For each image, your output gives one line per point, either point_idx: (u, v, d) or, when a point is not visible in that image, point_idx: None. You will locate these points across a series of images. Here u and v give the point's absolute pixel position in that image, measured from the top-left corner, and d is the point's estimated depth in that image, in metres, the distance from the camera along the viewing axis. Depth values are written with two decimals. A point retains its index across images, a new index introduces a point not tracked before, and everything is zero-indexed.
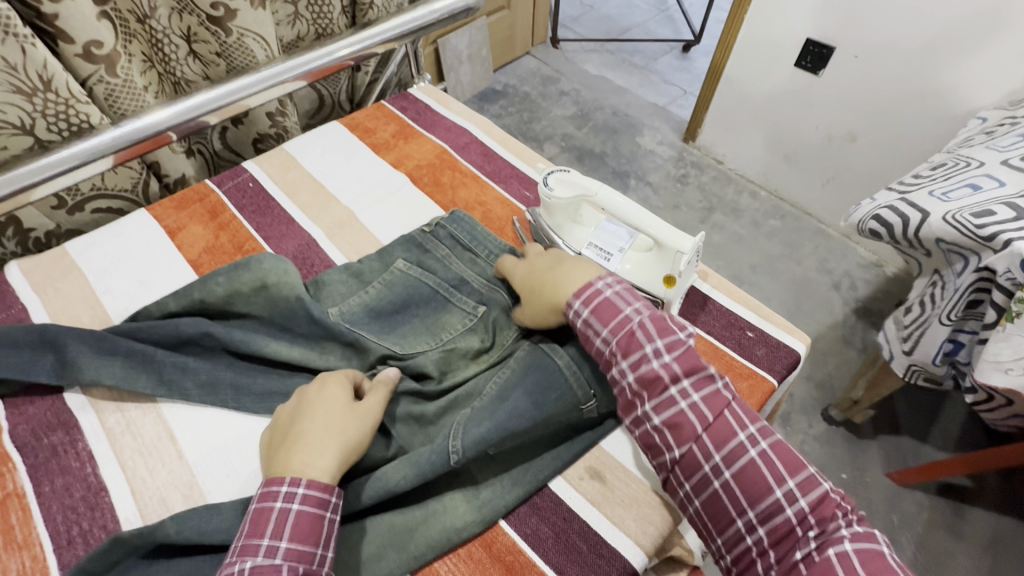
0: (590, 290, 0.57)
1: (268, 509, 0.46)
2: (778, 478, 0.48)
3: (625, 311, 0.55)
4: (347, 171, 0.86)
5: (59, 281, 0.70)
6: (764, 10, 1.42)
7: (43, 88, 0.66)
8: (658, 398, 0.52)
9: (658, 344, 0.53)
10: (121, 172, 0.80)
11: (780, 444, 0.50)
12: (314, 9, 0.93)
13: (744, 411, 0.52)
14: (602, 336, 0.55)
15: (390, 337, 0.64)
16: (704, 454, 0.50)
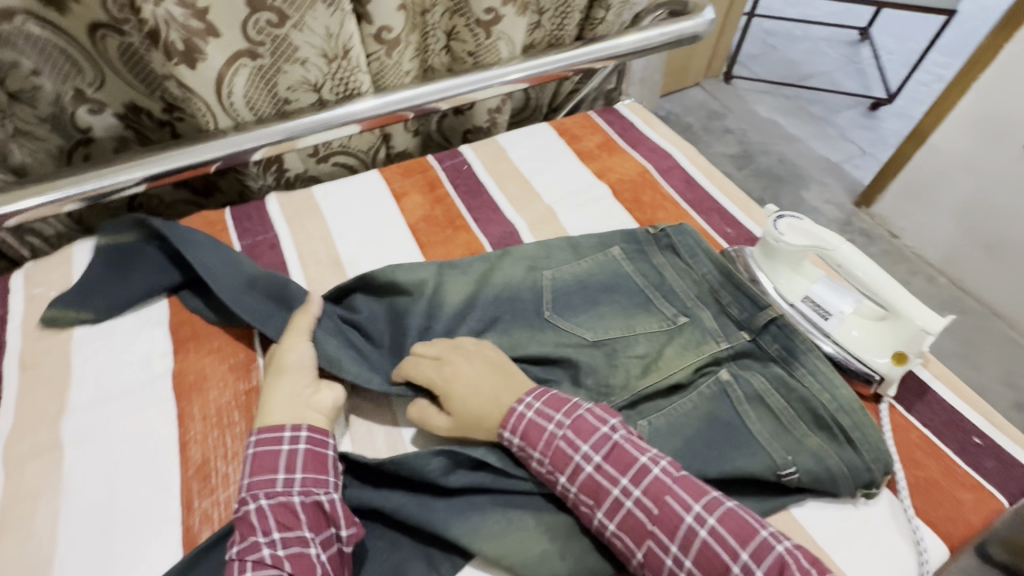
0: (514, 415, 0.55)
1: (273, 451, 0.52)
2: (732, 552, 0.46)
3: (534, 428, 0.54)
4: (553, 172, 0.89)
5: (307, 218, 0.80)
6: (1002, 82, 1.27)
7: (341, 56, 0.75)
8: (603, 502, 0.51)
9: (586, 448, 0.52)
10: (365, 136, 0.92)
11: (730, 514, 0.48)
12: (555, 22, 0.99)
13: (687, 489, 0.50)
14: (530, 457, 0.54)
15: (586, 314, 0.70)
16: (663, 549, 0.48)
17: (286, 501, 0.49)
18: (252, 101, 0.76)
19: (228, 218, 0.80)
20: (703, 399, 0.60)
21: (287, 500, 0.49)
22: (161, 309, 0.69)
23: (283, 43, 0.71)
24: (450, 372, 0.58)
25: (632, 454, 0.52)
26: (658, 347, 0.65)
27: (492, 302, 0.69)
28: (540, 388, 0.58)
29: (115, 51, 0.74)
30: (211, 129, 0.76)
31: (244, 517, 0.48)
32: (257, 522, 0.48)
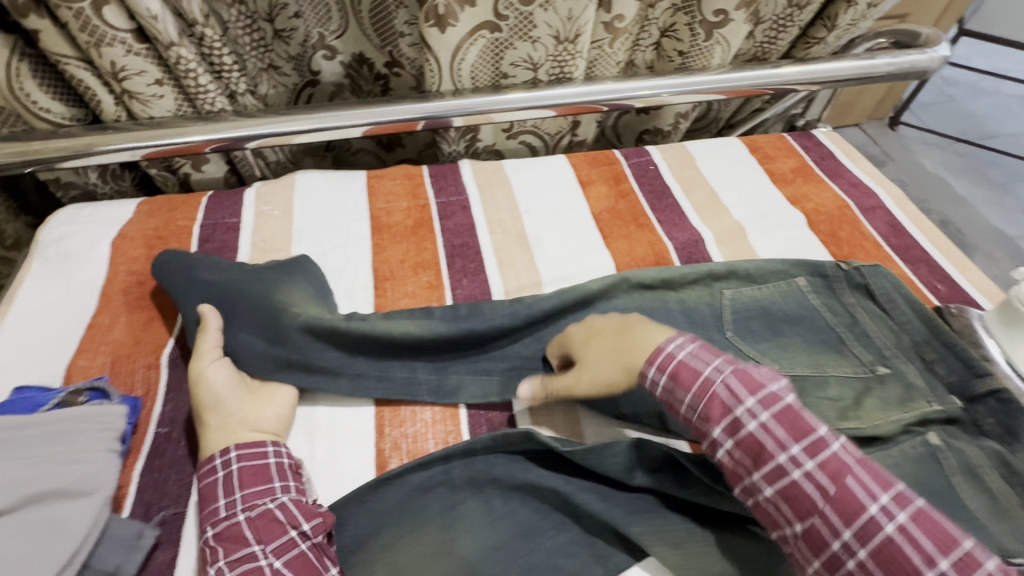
0: (659, 355, 0.52)
1: (212, 480, 0.50)
2: (925, 558, 0.38)
3: (669, 371, 0.51)
4: (743, 189, 0.86)
5: (496, 188, 0.83)
6: None
7: (569, 40, 0.76)
8: (761, 463, 0.45)
9: (751, 402, 0.47)
10: (557, 121, 0.93)
11: (926, 516, 0.40)
12: (769, 34, 0.93)
13: (871, 475, 0.42)
14: (659, 399, 0.52)
15: (770, 343, 0.66)
16: (831, 530, 0.42)
17: (234, 523, 0.47)
18: (476, 72, 0.80)
19: (425, 174, 0.84)
20: (906, 459, 0.55)
21: (230, 526, 0.47)
22: (364, 248, 0.74)
23: (524, 20, 0.73)
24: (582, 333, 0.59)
25: (802, 418, 0.45)
26: (854, 393, 0.60)
27: (675, 307, 0.68)
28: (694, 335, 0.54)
29: (368, 6, 0.80)
30: (433, 91, 0.81)
31: (200, 552, 0.47)
32: (209, 554, 0.45)
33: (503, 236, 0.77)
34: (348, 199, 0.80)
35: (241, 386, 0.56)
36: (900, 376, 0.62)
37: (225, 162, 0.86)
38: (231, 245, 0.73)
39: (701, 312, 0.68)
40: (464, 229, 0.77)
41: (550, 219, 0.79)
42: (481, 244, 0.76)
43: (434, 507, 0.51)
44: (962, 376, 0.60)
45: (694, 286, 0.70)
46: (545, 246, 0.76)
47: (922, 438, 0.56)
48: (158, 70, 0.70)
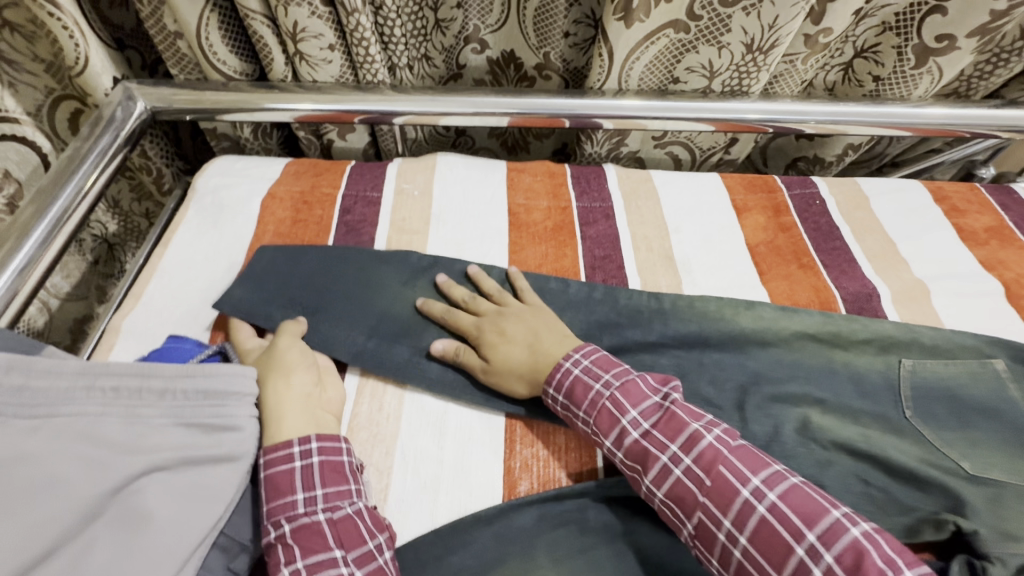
0: (561, 371, 0.53)
1: (286, 471, 0.46)
2: (795, 533, 0.41)
3: (596, 385, 0.52)
4: (926, 243, 0.75)
5: (641, 201, 0.77)
6: None
7: (761, 50, 0.69)
8: (650, 469, 0.47)
9: (634, 413, 0.50)
10: (714, 136, 0.85)
11: (794, 491, 0.43)
12: (983, 68, 0.81)
13: (743, 462, 0.45)
14: (581, 418, 0.52)
15: (958, 433, 0.56)
16: (716, 522, 0.44)
17: (312, 522, 0.44)
18: (645, 76, 0.75)
19: (568, 174, 0.80)
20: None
21: (310, 524, 0.44)
22: (501, 243, 0.71)
23: (720, 22, 0.67)
24: (491, 326, 0.58)
25: (683, 418, 0.48)
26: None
27: (843, 369, 0.60)
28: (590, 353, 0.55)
29: (535, 4, 0.75)
30: (596, 87, 0.75)
31: (271, 548, 0.44)
32: (287, 551, 0.43)
33: (648, 255, 0.71)
34: (488, 189, 0.77)
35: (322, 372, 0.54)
36: None
37: (368, 134, 0.85)
38: (371, 219, 0.72)
39: (875, 379, 0.60)
40: (606, 239, 0.72)
41: (700, 244, 0.72)
42: (623, 259, 0.70)
43: (562, 548, 0.48)
44: None
45: (865, 347, 0.61)
46: (694, 274, 0.69)
47: None
48: (333, 36, 0.70)
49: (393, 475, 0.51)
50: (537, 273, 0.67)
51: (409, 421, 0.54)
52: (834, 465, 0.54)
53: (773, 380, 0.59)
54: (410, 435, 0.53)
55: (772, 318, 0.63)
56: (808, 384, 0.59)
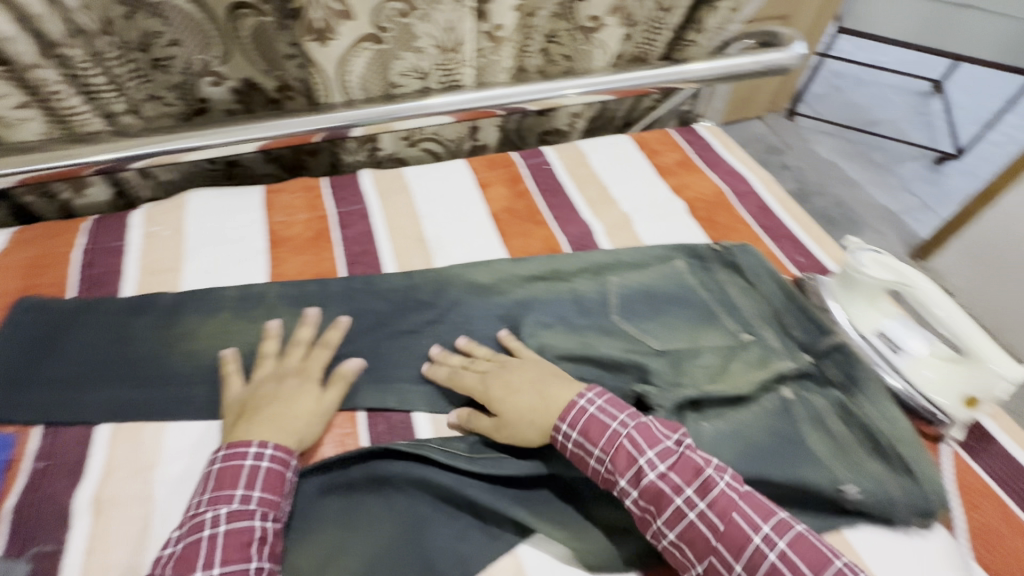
0: (575, 409, 0.54)
1: (237, 465, 0.50)
2: (771, 543, 0.46)
3: (612, 424, 0.53)
4: (630, 180, 0.92)
5: (394, 195, 0.85)
6: None
7: (452, 49, 0.80)
8: (642, 483, 0.50)
9: (650, 454, 0.51)
10: (455, 127, 0.96)
11: (801, 540, 0.46)
12: (647, 35, 1.02)
13: (752, 507, 0.48)
14: (596, 455, 0.52)
15: (652, 322, 0.71)
16: (722, 565, 0.46)
17: (272, 524, 0.49)
18: (366, 83, 0.82)
19: (324, 186, 0.86)
20: (765, 413, 0.61)
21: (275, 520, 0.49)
22: (261, 262, 0.74)
23: (406, 32, 0.76)
24: (496, 385, 0.59)
25: (698, 463, 0.50)
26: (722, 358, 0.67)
27: (567, 296, 0.73)
28: (602, 390, 0.57)
29: (247, 33, 0.79)
30: (325, 102, 0.82)
31: (228, 542, 0.46)
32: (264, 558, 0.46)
33: (403, 241, 0.79)
34: (244, 215, 0.80)
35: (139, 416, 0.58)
36: (760, 342, 0.68)
37: (110, 185, 0.84)
38: (117, 268, 0.71)
39: (591, 298, 0.73)
40: (363, 236, 0.79)
41: (448, 222, 0.82)
42: (381, 251, 0.78)
43: (330, 511, 0.53)
44: (817, 334, 0.68)
45: (580, 276, 0.75)
46: (444, 248, 0.79)
47: (776, 394, 0.63)
48: (22, 94, 0.70)
49: (155, 499, 0.53)
50: (296, 280, 0.72)
51: (168, 445, 0.57)
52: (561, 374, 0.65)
53: (511, 319, 0.70)
54: (169, 458, 0.56)
55: (506, 271, 0.74)
56: (537, 315, 0.70)
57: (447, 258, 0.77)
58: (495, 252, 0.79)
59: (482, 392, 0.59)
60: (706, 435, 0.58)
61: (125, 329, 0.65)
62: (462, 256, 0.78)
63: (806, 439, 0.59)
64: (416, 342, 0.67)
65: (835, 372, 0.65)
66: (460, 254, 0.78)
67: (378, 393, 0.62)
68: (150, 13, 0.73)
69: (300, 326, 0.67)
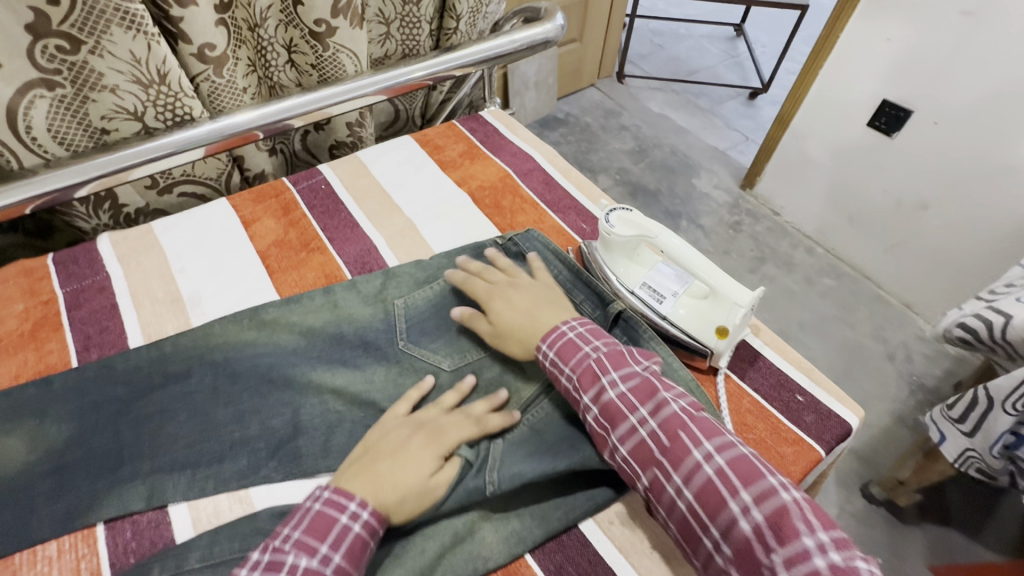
0: (575, 356, 0.57)
1: (361, 541, 0.47)
2: (732, 494, 0.47)
3: (607, 379, 0.55)
4: (412, 184, 0.89)
5: (142, 256, 0.75)
6: (837, 68, 1.51)
7: (158, 81, 0.71)
8: (614, 425, 0.53)
9: (641, 411, 0.53)
10: (211, 162, 0.86)
11: (781, 511, 0.45)
12: (406, 31, 0.99)
13: (737, 475, 0.48)
14: (566, 374, 0.57)
15: (442, 338, 0.68)
16: (701, 527, 0.48)
17: None
18: (63, 135, 0.70)
19: (49, 264, 0.73)
20: (553, 403, 0.61)
21: None
22: None
23: (82, 70, 0.66)
24: (497, 298, 0.66)
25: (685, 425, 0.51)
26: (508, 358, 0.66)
27: (347, 330, 0.68)
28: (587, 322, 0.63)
29: None
30: (16, 169, 0.70)
31: None
32: None
33: (153, 308, 0.70)
34: None
35: None
36: None
37: None
38: None
39: (374, 320, 0.69)
40: (101, 313, 0.68)
41: (208, 275, 0.73)
42: (124, 325, 0.67)
43: None
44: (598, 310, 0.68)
45: (359, 300, 0.71)
46: (203, 304, 0.70)
47: None
48: None
49: None
50: (10, 388, 0.60)
51: None
52: (340, 412, 0.61)
53: (283, 367, 0.64)
54: None
55: (274, 317, 0.68)
56: (314, 356, 0.66)
57: (210, 311, 0.69)
58: (269, 292, 0.72)
59: (483, 297, 0.67)
60: (497, 449, 0.56)
61: None
62: (228, 303, 0.70)
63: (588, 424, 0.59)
64: (169, 423, 0.58)
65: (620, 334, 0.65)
66: (226, 301, 0.71)
67: (121, 497, 0.53)
68: None
69: (16, 444, 0.56)
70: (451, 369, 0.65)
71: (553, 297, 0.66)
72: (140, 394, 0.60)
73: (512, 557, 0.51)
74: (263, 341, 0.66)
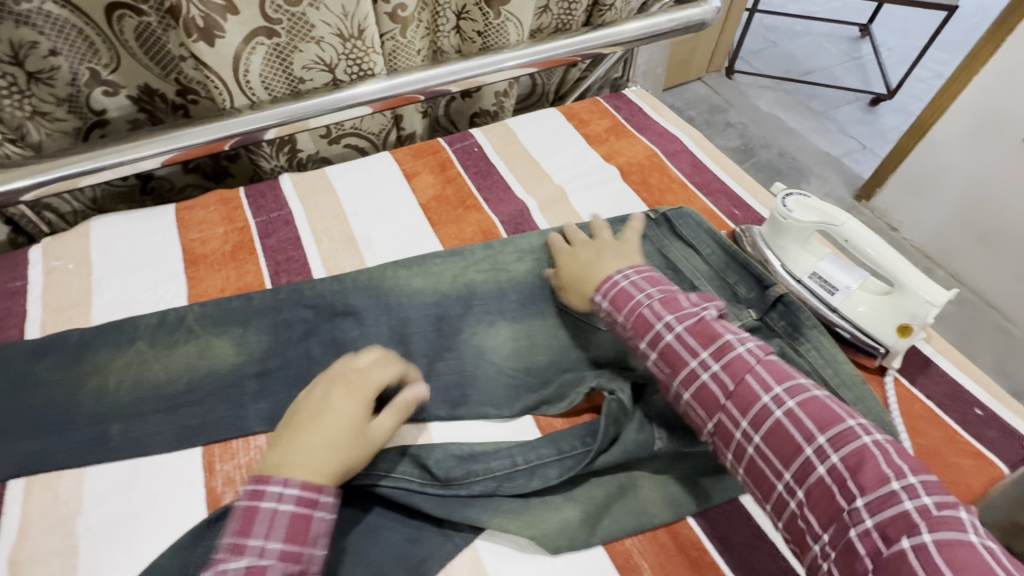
0: (631, 303, 0.58)
1: (258, 508, 0.46)
2: (808, 436, 0.48)
3: (671, 326, 0.55)
4: (561, 154, 0.91)
5: (319, 197, 0.81)
6: (997, 74, 1.37)
7: (356, 35, 0.76)
8: (677, 371, 0.53)
9: (704, 356, 0.53)
10: (376, 118, 0.92)
11: (862, 455, 0.46)
12: (563, 6, 1.00)
13: (813, 419, 0.49)
14: (622, 320, 0.58)
15: None
16: (772, 471, 0.49)
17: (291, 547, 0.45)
18: (268, 81, 0.77)
19: (242, 196, 0.81)
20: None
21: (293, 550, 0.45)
22: (178, 283, 0.70)
23: (300, 21, 0.71)
24: (571, 257, 0.68)
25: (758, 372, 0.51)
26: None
27: (505, 285, 0.71)
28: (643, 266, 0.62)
29: (131, 34, 0.75)
30: (227, 107, 0.77)
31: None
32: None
33: (331, 244, 0.76)
34: (155, 237, 0.75)
35: (79, 469, 0.54)
36: None
37: (6, 223, 0.79)
38: (18, 310, 0.66)
39: (530, 278, 0.72)
40: (288, 243, 0.75)
41: (378, 220, 0.79)
42: (308, 256, 0.74)
43: None
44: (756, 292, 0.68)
45: (515, 258, 0.74)
46: (375, 247, 0.76)
47: None
48: None
49: (80, 550, 0.49)
50: (217, 298, 0.68)
51: (82, 495, 0.53)
52: (503, 360, 0.64)
53: (449, 312, 0.68)
54: (82, 509, 0.52)
55: (438, 265, 0.73)
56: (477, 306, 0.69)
57: (380, 253, 0.75)
58: (432, 242, 0.77)
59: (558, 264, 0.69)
60: (658, 410, 0.58)
61: (31, 373, 0.60)
62: (397, 248, 0.76)
63: None
64: (351, 348, 0.64)
65: (773, 318, 0.66)
66: (395, 246, 0.76)
67: None
68: (17, 22, 0.68)
69: (224, 346, 0.64)
70: (606, 333, 0.66)
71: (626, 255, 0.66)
72: (326, 320, 0.67)
73: (676, 517, 0.52)
74: (429, 287, 0.71)
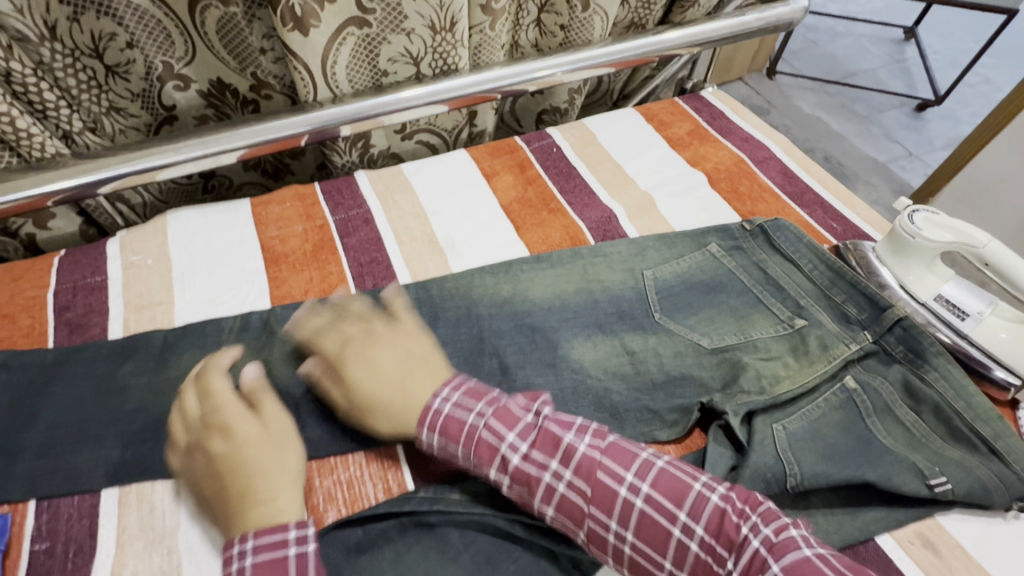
0: (455, 425, 0.51)
1: (279, 556, 0.43)
2: (670, 515, 0.45)
3: (504, 443, 0.49)
4: (644, 157, 0.87)
5: (398, 196, 0.78)
6: None
7: (447, 28, 0.73)
8: (536, 492, 0.48)
9: (555, 465, 0.48)
10: (452, 115, 0.88)
11: (714, 513, 0.44)
12: (644, 0, 0.96)
13: (665, 494, 0.46)
14: (461, 455, 0.51)
15: (696, 316, 0.66)
16: (655, 562, 0.45)
17: None
18: (353, 76, 0.75)
19: (318, 193, 0.78)
20: (832, 408, 0.57)
21: None
22: (260, 284, 0.67)
23: (394, 12, 0.69)
24: (363, 370, 0.57)
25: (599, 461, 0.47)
26: (777, 353, 0.62)
27: (599, 297, 0.68)
28: (463, 380, 0.55)
29: (213, 25, 0.70)
30: (310, 100, 0.74)
31: None
32: None
33: (416, 247, 0.73)
34: (233, 233, 0.72)
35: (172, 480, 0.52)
36: (817, 328, 0.63)
37: (78, 214, 0.77)
38: (99, 307, 0.64)
39: (623, 290, 0.68)
40: (371, 244, 0.72)
41: (461, 222, 0.76)
42: (391, 259, 0.71)
43: (386, 557, 0.48)
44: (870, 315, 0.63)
45: (606, 268, 0.70)
46: (458, 250, 0.73)
47: (840, 384, 0.59)
48: None
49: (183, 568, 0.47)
50: (302, 301, 0.65)
51: (178, 509, 0.50)
52: (605, 378, 0.61)
53: (541, 323, 0.65)
54: (181, 524, 0.50)
55: (527, 273, 0.69)
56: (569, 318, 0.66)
57: (462, 256, 0.72)
58: (515, 247, 0.74)
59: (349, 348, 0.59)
60: (784, 441, 0.55)
61: (116, 375, 0.58)
62: (479, 252, 0.73)
63: (876, 434, 0.55)
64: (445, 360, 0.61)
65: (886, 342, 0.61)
66: (478, 251, 0.73)
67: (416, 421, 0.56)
68: (99, 12, 0.65)
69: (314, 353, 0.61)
70: (712, 351, 0.62)
71: (427, 366, 0.57)
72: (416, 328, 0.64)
73: None
74: (519, 296, 0.67)
